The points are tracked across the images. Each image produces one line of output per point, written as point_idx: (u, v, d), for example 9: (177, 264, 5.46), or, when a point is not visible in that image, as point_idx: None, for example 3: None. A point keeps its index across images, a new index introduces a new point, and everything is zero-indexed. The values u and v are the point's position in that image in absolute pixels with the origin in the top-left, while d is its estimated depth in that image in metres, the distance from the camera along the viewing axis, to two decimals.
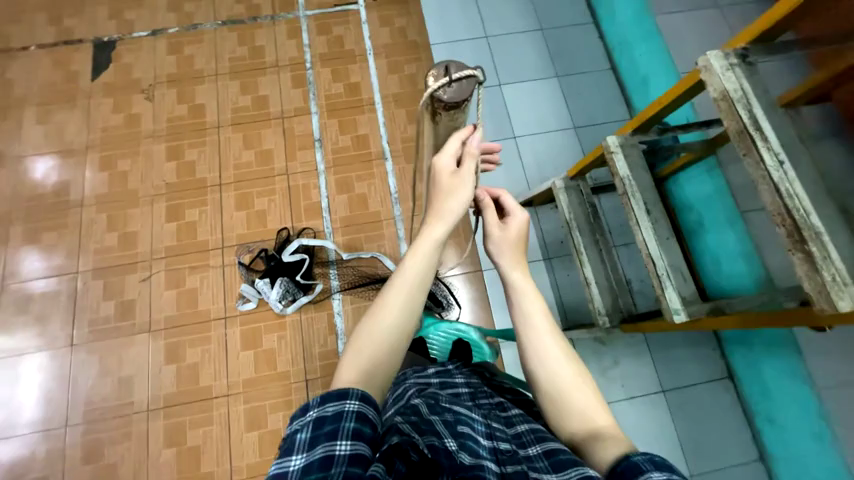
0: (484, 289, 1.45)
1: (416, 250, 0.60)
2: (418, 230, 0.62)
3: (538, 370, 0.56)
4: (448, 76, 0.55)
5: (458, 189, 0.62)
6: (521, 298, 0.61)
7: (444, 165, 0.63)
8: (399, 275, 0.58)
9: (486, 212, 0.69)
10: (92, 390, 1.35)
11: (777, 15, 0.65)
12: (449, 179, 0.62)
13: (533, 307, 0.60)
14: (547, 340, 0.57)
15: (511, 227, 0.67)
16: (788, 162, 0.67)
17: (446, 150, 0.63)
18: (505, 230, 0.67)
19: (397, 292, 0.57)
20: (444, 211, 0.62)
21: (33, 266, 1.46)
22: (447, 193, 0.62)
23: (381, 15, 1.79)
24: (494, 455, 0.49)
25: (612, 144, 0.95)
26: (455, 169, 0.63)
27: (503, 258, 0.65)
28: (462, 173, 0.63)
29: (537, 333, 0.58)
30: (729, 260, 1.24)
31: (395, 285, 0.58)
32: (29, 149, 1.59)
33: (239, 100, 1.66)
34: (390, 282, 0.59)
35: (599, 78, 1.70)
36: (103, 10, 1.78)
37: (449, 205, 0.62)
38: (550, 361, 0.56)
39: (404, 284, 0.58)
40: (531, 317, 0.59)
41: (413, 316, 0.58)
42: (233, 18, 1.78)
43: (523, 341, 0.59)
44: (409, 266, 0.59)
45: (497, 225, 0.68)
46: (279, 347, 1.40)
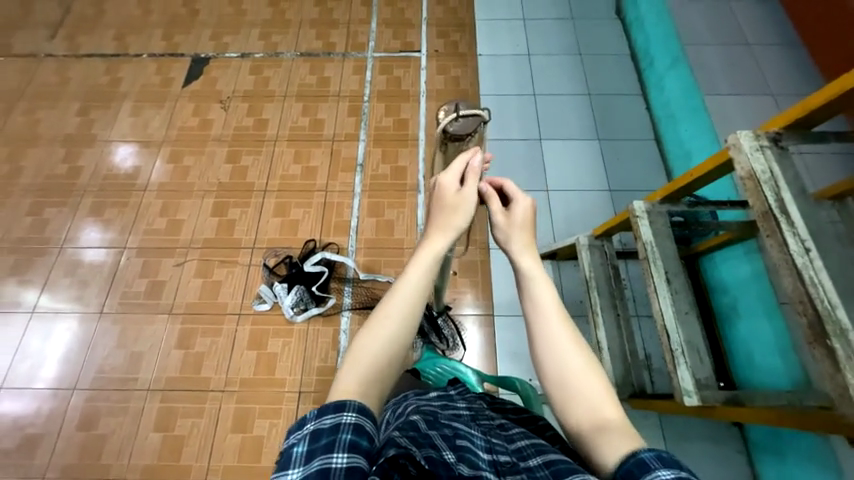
0: (493, 335, 1.41)
1: (418, 260, 0.62)
2: (420, 242, 0.65)
3: (547, 362, 0.54)
4: (456, 113, 0.70)
5: (462, 209, 0.65)
6: (532, 282, 0.59)
7: (448, 186, 0.66)
8: (401, 282, 0.60)
9: (490, 201, 0.68)
10: (106, 359, 1.43)
11: (813, 104, 0.65)
12: (452, 196, 0.65)
13: (544, 293, 0.58)
14: (557, 327, 0.56)
15: (516, 213, 0.66)
16: (816, 250, 0.64)
17: (450, 171, 0.66)
18: (509, 216, 0.66)
19: (398, 300, 0.59)
20: (446, 226, 0.65)
21: (91, 236, 1.63)
22: (451, 211, 0.65)
23: (439, 64, 1.95)
24: (494, 467, 0.46)
25: (638, 210, 0.95)
26: (459, 190, 0.66)
27: (513, 243, 0.64)
28: (465, 192, 0.66)
29: (547, 321, 0.56)
30: (763, 353, 1.15)
31: (397, 293, 0.59)
32: (117, 135, 1.83)
33: (299, 120, 1.84)
34: (391, 290, 0.60)
35: (641, 146, 1.72)
36: (206, 33, 2.08)
37: (451, 222, 0.65)
38: (560, 348, 0.54)
39: (406, 292, 0.59)
40: (542, 303, 0.58)
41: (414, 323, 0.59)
42: (310, 51, 2.01)
43: (532, 330, 0.57)
44: (412, 275, 0.61)
45: (499, 212, 0.67)
46: (281, 353, 1.42)
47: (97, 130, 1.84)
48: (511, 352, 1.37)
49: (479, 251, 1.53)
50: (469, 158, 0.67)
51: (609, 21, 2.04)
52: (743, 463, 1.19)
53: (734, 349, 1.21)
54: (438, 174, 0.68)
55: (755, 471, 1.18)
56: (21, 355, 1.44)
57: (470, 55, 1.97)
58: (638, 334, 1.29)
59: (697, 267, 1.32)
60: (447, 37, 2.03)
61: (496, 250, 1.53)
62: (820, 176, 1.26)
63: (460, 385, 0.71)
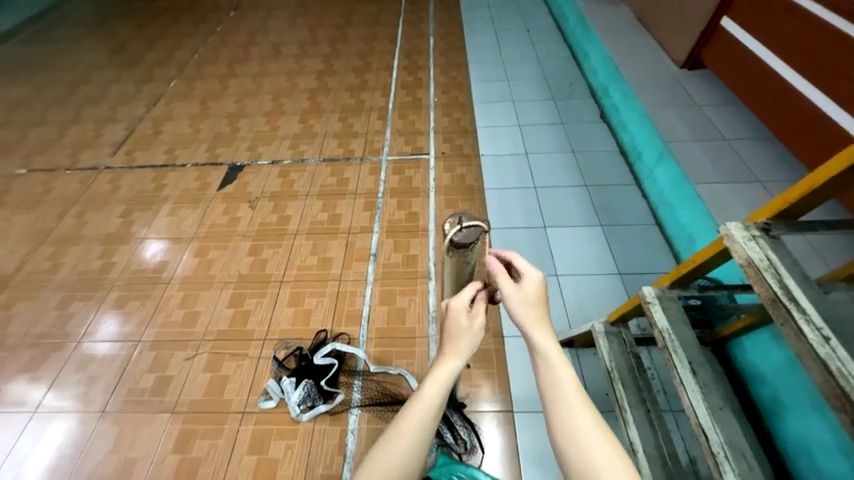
0: (514, 435, 1.28)
1: (433, 379, 0.63)
2: (436, 360, 0.65)
3: (570, 452, 0.55)
4: (460, 225, 0.74)
5: (473, 332, 0.65)
6: (551, 367, 0.60)
7: (459, 310, 0.66)
8: (415, 402, 0.62)
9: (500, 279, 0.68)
10: (96, 467, 1.33)
11: (793, 196, 0.71)
12: (464, 322, 0.65)
13: (564, 377, 0.60)
14: (577, 414, 0.57)
15: (527, 289, 0.66)
16: (836, 339, 0.62)
17: (461, 296, 0.66)
18: (521, 292, 0.66)
19: (411, 418, 0.60)
20: (460, 345, 0.65)
21: (109, 329, 1.66)
22: (462, 333, 0.65)
23: (446, 164, 2.18)
24: None
25: (649, 296, 0.95)
26: (469, 312, 0.67)
27: (527, 316, 0.64)
28: (475, 317, 0.66)
29: (568, 409, 0.57)
30: (825, 455, 1.01)
31: (413, 410, 0.61)
32: (152, 234, 2.00)
33: (318, 216, 2.00)
34: (405, 407, 0.62)
35: (645, 231, 1.79)
36: (245, 145, 2.42)
37: (465, 344, 0.65)
38: (581, 434, 0.56)
39: (419, 412, 0.61)
40: (561, 389, 0.59)
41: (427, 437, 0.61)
42: (332, 157, 2.29)
43: (552, 416, 0.58)
44: (426, 394, 0.62)
45: (511, 288, 0.66)
46: (283, 458, 1.30)
47: (135, 229, 2.02)
48: (535, 457, 1.23)
49: (493, 340, 1.49)
50: (477, 288, 0.69)
51: (596, 124, 2.32)
52: None
53: (787, 449, 1.07)
54: (449, 297, 0.68)
55: None
56: (9, 462, 1.36)
57: (474, 156, 2.21)
58: (675, 434, 1.17)
59: (727, 353, 1.25)
60: (452, 142, 2.31)
61: (510, 338, 1.49)
62: (833, 256, 1.26)
63: None
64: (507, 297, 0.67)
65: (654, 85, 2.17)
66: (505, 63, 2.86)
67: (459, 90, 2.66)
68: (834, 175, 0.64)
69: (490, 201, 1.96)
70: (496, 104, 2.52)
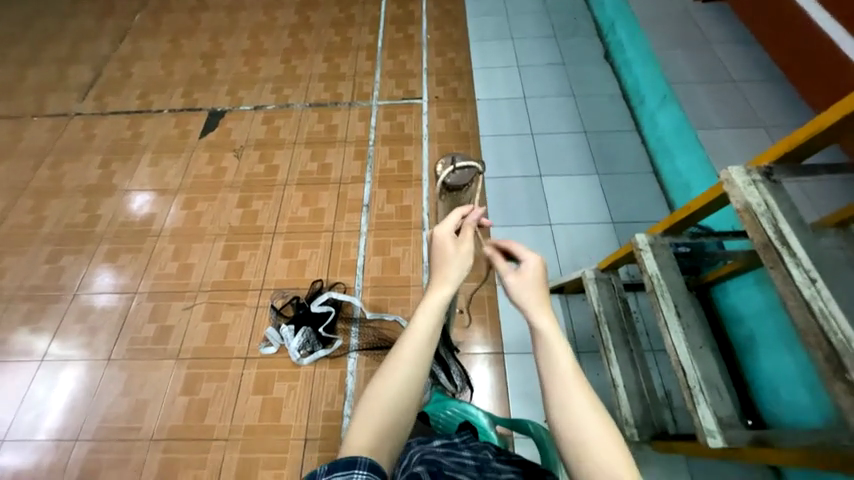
0: (504, 373, 1.37)
1: (425, 310, 0.63)
2: (428, 288, 0.66)
3: (565, 429, 0.54)
4: (453, 166, 0.74)
5: (461, 253, 0.67)
6: (547, 343, 0.59)
7: (443, 235, 0.69)
8: (411, 330, 0.61)
9: (495, 261, 0.73)
10: (110, 408, 1.40)
11: (798, 140, 0.68)
12: (452, 248, 0.68)
13: (559, 353, 0.58)
14: (575, 391, 0.55)
15: (526, 272, 0.67)
16: (823, 281, 0.64)
17: (444, 223, 0.70)
18: (520, 276, 0.67)
19: (409, 347, 0.59)
20: (447, 273, 0.66)
21: (104, 282, 1.66)
22: (449, 258, 0.67)
23: (440, 109, 2.06)
24: None
25: (642, 242, 0.96)
26: (455, 239, 0.69)
27: (526, 299, 0.65)
28: (461, 243, 0.69)
29: (566, 385, 0.56)
30: (788, 387, 1.09)
31: (409, 337, 0.60)
32: (135, 185, 1.92)
33: (307, 165, 1.93)
34: (401, 338, 0.61)
35: (641, 179, 1.76)
36: (224, 88, 2.25)
37: (455, 267, 0.66)
38: (576, 413, 0.54)
39: (417, 339, 0.60)
40: (557, 367, 0.57)
41: (419, 380, 0.59)
42: (319, 102, 2.15)
43: (549, 392, 0.57)
44: (421, 320, 0.61)
45: (508, 271, 0.68)
46: (287, 397, 1.39)
47: (117, 181, 1.94)
48: (522, 392, 1.33)
49: (486, 287, 1.53)
50: (462, 213, 0.72)
51: (599, 64, 2.17)
52: None
53: (756, 379, 1.18)
54: (434, 226, 0.72)
55: None
56: (26, 406, 1.42)
57: (469, 100, 2.09)
58: (654, 371, 1.26)
59: (710, 297, 1.31)
60: (446, 84, 2.17)
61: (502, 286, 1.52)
62: (824, 202, 1.27)
63: (467, 435, 0.73)
64: (505, 284, 0.68)
65: (663, 23, 2.02)
66: None
67: (454, 26, 2.44)
68: (844, 116, 0.61)
69: (485, 148, 1.90)
70: (494, 42, 2.33)
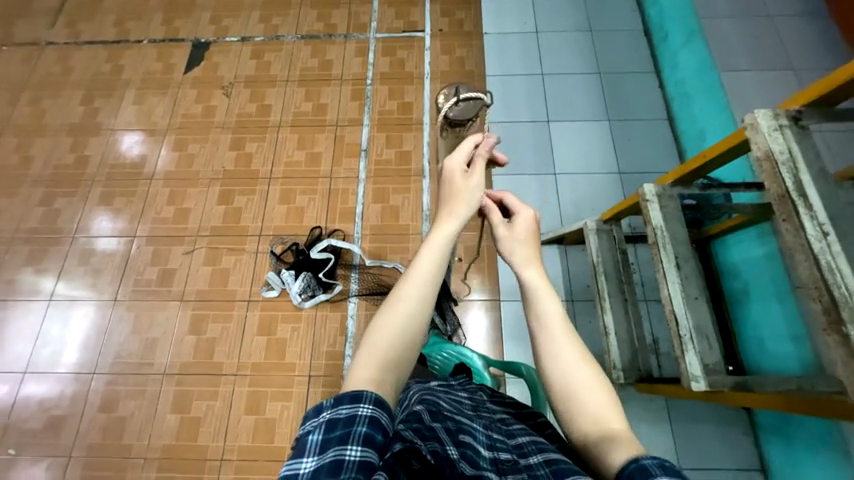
0: (499, 320, 1.41)
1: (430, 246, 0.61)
2: (433, 225, 0.64)
3: (553, 376, 0.55)
4: (456, 98, 0.69)
5: (470, 187, 0.66)
6: (536, 297, 0.60)
7: (454, 166, 0.67)
8: (415, 265, 0.60)
9: (491, 215, 0.70)
10: (122, 345, 1.47)
11: (839, 79, 0.61)
12: (460, 180, 0.66)
13: (548, 304, 0.59)
14: (563, 340, 0.56)
15: (517, 226, 0.68)
16: (835, 235, 0.62)
17: (456, 153, 0.68)
18: (511, 228, 0.67)
19: (412, 284, 0.58)
20: (456, 208, 0.64)
21: (102, 225, 1.65)
22: (458, 193, 0.65)
23: (444, 43, 1.89)
24: (494, 465, 0.46)
25: (649, 193, 0.93)
26: (465, 172, 0.67)
27: (517, 250, 0.65)
28: (471, 175, 0.67)
29: (554, 335, 0.56)
30: (775, 341, 1.13)
31: (412, 275, 0.59)
32: (121, 125, 1.83)
33: (302, 105, 1.81)
34: (405, 276, 0.60)
35: (654, 127, 1.67)
36: (206, 16, 2.04)
37: (461, 203, 0.64)
38: (565, 361, 0.54)
39: (421, 273, 0.59)
40: (547, 319, 0.58)
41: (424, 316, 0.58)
42: (312, 33, 1.97)
43: (538, 345, 0.57)
44: (426, 256, 0.60)
45: (501, 224, 0.68)
46: (291, 338, 1.45)
47: (102, 119, 1.84)
48: (516, 338, 1.38)
49: (485, 237, 1.52)
50: (477, 140, 0.69)
51: None
52: (748, 445, 1.21)
53: (743, 330, 1.21)
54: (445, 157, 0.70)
55: (761, 454, 1.19)
56: (42, 341, 1.49)
57: (476, 34, 1.91)
58: (645, 319, 1.29)
59: (709, 251, 1.30)
60: (452, 15, 1.96)
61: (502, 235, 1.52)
62: (844, 155, 1.21)
63: (462, 377, 0.75)
64: (497, 238, 0.68)
65: None
66: None
67: None
68: None
69: (492, 90, 1.77)
70: None
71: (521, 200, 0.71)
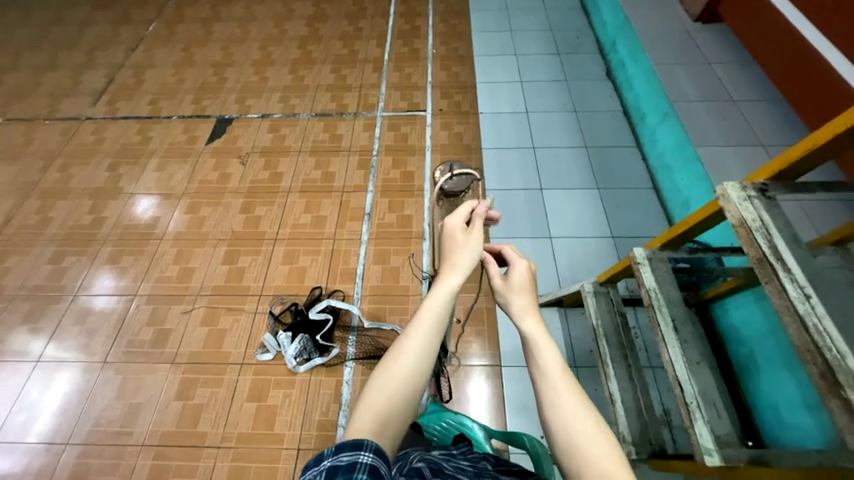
0: (501, 386, 1.35)
1: (432, 301, 0.63)
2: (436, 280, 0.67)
3: (557, 435, 0.53)
4: (450, 173, 0.74)
5: (469, 245, 0.68)
6: (536, 347, 0.61)
7: (454, 225, 0.70)
8: (417, 321, 0.61)
9: (487, 266, 0.72)
10: (103, 412, 1.39)
11: (794, 155, 0.68)
12: (461, 237, 0.69)
13: (548, 354, 0.60)
14: (564, 392, 0.56)
15: (514, 277, 0.69)
16: (817, 297, 0.64)
17: (456, 212, 0.71)
18: (507, 280, 0.69)
19: (410, 342, 0.59)
20: (457, 262, 0.66)
21: (104, 284, 1.67)
22: (460, 247, 0.68)
23: (444, 121, 2.10)
24: None
25: (639, 256, 0.97)
26: (465, 230, 0.70)
27: (513, 303, 0.66)
28: (471, 232, 0.69)
29: (556, 387, 0.56)
30: (790, 410, 1.07)
31: (414, 330, 0.60)
32: (140, 189, 1.95)
33: (311, 173, 1.95)
34: (405, 332, 0.61)
35: (641, 195, 1.78)
36: (232, 96, 2.30)
37: (461, 260, 0.67)
38: (567, 411, 0.54)
39: (421, 329, 0.60)
40: (546, 368, 0.58)
41: (425, 371, 0.59)
42: (325, 112, 2.19)
43: (541, 400, 0.57)
44: (427, 313, 0.62)
45: (497, 275, 0.70)
46: (282, 405, 1.37)
47: (123, 184, 1.97)
48: (520, 407, 1.31)
49: (485, 298, 1.53)
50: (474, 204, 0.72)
51: (600, 82, 2.22)
52: None
53: (755, 400, 1.17)
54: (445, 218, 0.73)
55: None
56: (19, 406, 1.42)
57: (472, 113, 2.12)
58: (653, 387, 1.25)
59: (710, 315, 1.32)
60: (451, 97, 2.21)
61: None
62: (824, 220, 1.27)
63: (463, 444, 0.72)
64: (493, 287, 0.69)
65: (665, 40, 2.04)
66: (509, 11, 2.67)
67: (458, 41, 2.50)
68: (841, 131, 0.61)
69: (487, 161, 1.92)
70: (498, 57, 2.38)
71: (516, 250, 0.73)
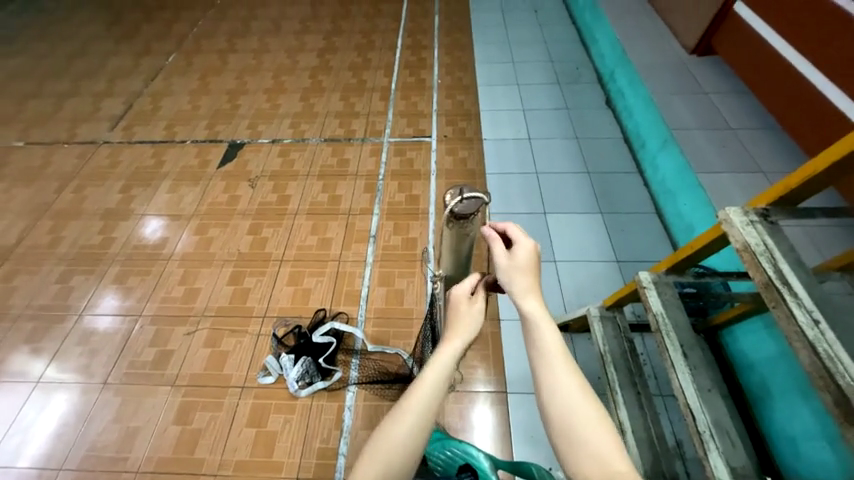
0: (507, 413, 1.32)
1: (437, 360, 0.62)
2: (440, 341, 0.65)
3: (554, 415, 0.55)
4: (461, 196, 0.74)
5: (475, 313, 0.65)
6: (535, 328, 0.60)
7: (459, 296, 0.66)
8: (420, 380, 0.61)
9: (491, 243, 0.67)
10: (99, 435, 1.36)
11: (795, 181, 0.70)
12: (465, 307, 0.66)
13: (546, 334, 0.60)
14: (563, 374, 0.57)
15: (517, 254, 0.65)
16: (826, 323, 0.63)
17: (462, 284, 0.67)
18: (511, 257, 0.65)
19: (414, 404, 0.59)
20: (463, 329, 0.65)
21: (109, 304, 1.68)
22: (465, 316, 0.65)
23: (449, 147, 2.15)
24: None
25: (645, 280, 0.97)
26: (469, 299, 0.67)
27: (515, 283, 0.63)
28: (475, 301, 0.67)
29: (555, 370, 0.57)
30: (808, 441, 1.05)
31: (418, 389, 0.60)
32: (151, 211, 1.99)
33: (318, 196, 1.99)
34: (409, 389, 0.61)
35: (644, 220, 1.79)
36: (245, 122, 2.39)
37: (467, 326, 0.65)
38: (566, 394, 0.55)
39: (425, 390, 0.60)
40: (545, 349, 0.59)
41: (425, 429, 0.59)
42: (333, 137, 2.26)
43: (538, 378, 0.58)
44: (431, 375, 0.61)
45: (501, 254, 0.65)
46: (282, 431, 1.34)
47: (135, 205, 2.02)
48: (527, 436, 1.27)
49: (489, 322, 1.51)
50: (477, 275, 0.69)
51: (601, 110, 2.28)
52: None
53: (771, 433, 1.11)
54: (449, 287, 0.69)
55: None
56: (14, 428, 1.39)
57: (476, 139, 2.18)
58: (664, 416, 1.21)
59: (719, 341, 1.28)
60: (455, 124, 2.28)
61: (507, 321, 1.51)
62: (829, 246, 1.27)
63: None
64: (497, 266, 0.65)
65: (662, 72, 2.12)
66: (511, 44, 2.80)
67: (463, 72, 2.60)
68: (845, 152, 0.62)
69: (491, 186, 1.95)
70: (501, 86, 2.47)
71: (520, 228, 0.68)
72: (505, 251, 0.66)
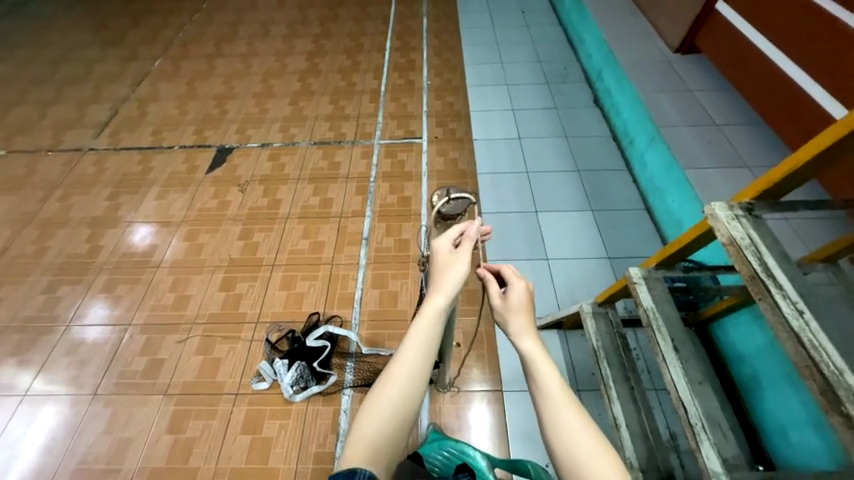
0: (503, 412, 1.32)
1: (421, 323, 0.64)
2: (423, 301, 0.67)
3: (560, 452, 0.56)
4: (448, 197, 0.76)
5: (456, 264, 0.68)
6: (535, 368, 0.62)
7: (440, 250, 0.71)
8: (404, 347, 0.62)
9: (488, 285, 0.72)
10: (90, 448, 1.34)
11: (776, 175, 0.71)
12: (446, 261, 0.69)
13: (547, 374, 0.61)
14: (565, 410, 0.58)
15: (512, 298, 0.69)
16: (810, 313, 0.65)
17: (442, 237, 0.71)
18: (506, 300, 0.70)
19: (397, 373, 0.60)
20: (443, 283, 0.67)
21: (97, 314, 1.65)
22: (446, 271, 0.68)
23: (439, 148, 2.16)
24: None
25: (636, 276, 0.98)
26: (452, 252, 0.70)
27: (513, 325, 0.67)
28: (459, 252, 0.70)
29: (556, 407, 0.58)
30: (796, 430, 1.06)
31: (401, 358, 0.61)
32: (139, 218, 1.96)
33: (309, 200, 1.98)
34: (394, 358, 0.62)
35: (634, 216, 1.81)
36: (233, 127, 2.37)
37: (447, 279, 0.67)
38: (569, 431, 0.56)
39: (410, 357, 0.61)
40: (547, 387, 0.60)
41: (412, 398, 0.59)
42: (324, 140, 2.25)
43: (543, 418, 0.59)
44: (415, 336, 0.62)
45: (497, 295, 0.71)
46: (277, 437, 1.33)
47: (122, 213, 1.98)
48: (523, 434, 1.27)
49: (484, 322, 1.52)
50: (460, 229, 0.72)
51: (589, 108, 2.30)
52: None
53: (763, 423, 1.14)
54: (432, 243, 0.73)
55: None
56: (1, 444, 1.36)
57: (466, 140, 2.19)
58: (658, 410, 1.22)
59: (710, 335, 1.29)
60: (445, 125, 2.29)
61: None
62: (813, 237, 1.30)
63: None
64: (493, 306, 0.71)
65: (648, 70, 2.15)
66: (499, 45, 2.81)
67: (452, 73, 2.61)
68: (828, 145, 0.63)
69: (483, 186, 1.96)
70: (490, 87, 2.49)
71: (516, 271, 0.72)
72: (499, 292, 0.71)
